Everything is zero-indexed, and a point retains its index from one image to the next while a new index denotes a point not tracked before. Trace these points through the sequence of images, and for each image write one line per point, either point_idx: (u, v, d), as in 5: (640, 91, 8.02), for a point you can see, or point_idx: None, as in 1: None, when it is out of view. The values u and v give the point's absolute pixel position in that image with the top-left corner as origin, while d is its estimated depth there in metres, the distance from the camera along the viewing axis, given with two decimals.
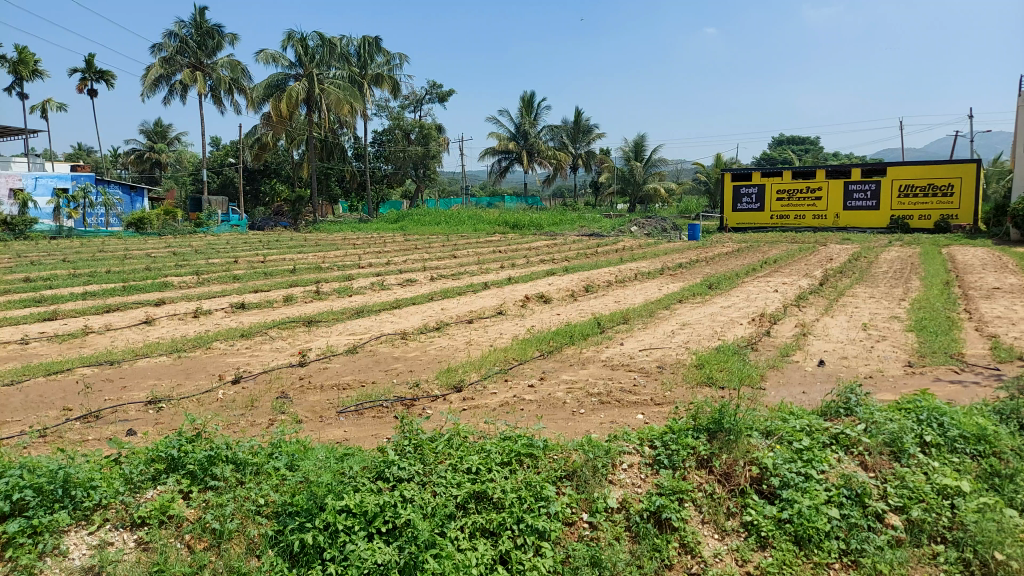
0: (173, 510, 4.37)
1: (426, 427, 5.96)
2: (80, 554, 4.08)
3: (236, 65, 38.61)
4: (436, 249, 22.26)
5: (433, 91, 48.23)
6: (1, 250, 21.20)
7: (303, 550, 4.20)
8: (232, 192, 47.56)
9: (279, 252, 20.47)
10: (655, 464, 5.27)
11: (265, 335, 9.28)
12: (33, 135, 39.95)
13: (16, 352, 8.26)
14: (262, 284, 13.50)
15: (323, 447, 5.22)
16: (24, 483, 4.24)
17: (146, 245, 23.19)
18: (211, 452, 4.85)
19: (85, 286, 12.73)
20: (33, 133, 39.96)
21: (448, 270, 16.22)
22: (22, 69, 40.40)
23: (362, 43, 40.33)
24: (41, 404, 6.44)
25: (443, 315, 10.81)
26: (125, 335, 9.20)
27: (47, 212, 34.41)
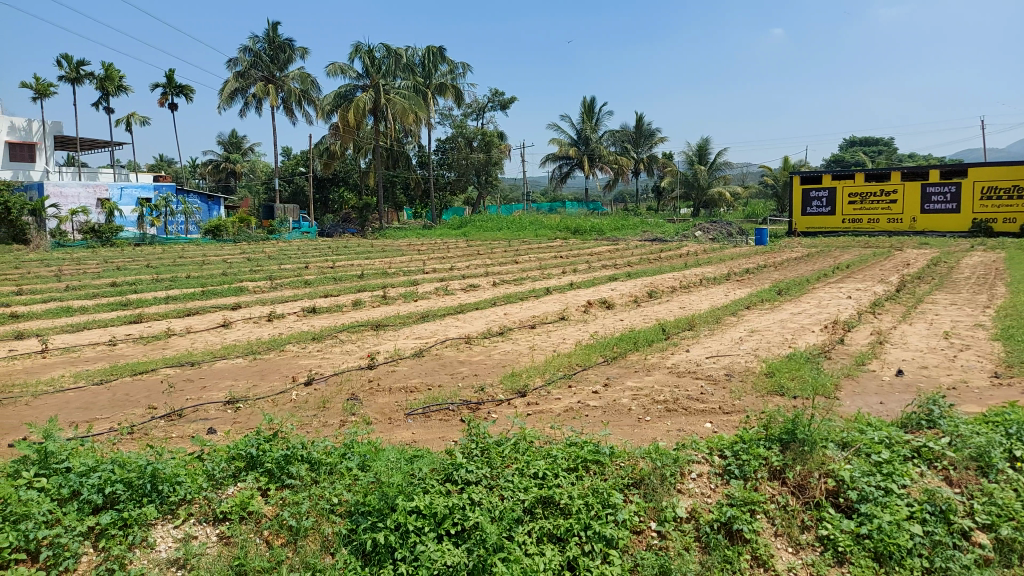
0: (252, 506, 4.53)
1: (493, 431, 5.99)
2: (166, 546, 4.28)
3: (306, 78, 40.01)
4: (498, 254, 22.43)
5: (496, 99, 48.65)
6: (90, 256, 22.42)
7: (375, 549, 4.28)
8: (302, 200, 49.09)
9: (347, 258, 21.03)
10: (725, 474, 5.15)
11: (335, 338, 9.53)
12: (118, 147, 42.13)
13: (105, 352, 8.73)
14: (332, 288, 13.88)
15: (393, 448, 5.31)
16: (115, 478, 4.50)
17: (223, 251, 24.16)
18: (287, 451, 5.00)
19: (167, 291, 13.34)
20: (118, 145, 42.14)
21: (511, 275, 16.31)
22: (108, 85, 42.71)
23: (427, 54, 41.16)
24: (128, 402, 6.76)
25: (506, 319, 10.87)
26: (204, 337, 9.61)
27: (131, 220, 36.25)
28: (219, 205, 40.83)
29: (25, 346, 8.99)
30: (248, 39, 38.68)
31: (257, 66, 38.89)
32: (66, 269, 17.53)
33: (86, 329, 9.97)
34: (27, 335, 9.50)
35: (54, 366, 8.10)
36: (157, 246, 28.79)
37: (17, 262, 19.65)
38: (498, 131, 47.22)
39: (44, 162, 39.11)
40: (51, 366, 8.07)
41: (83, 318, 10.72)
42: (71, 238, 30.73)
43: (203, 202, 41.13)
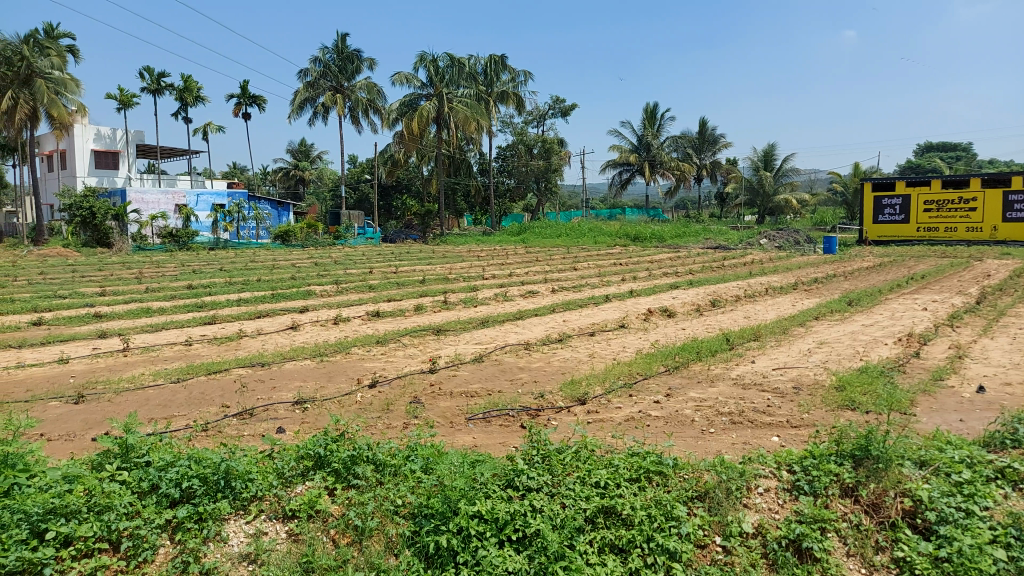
0: (319, 505, 4.65)
1: (555, 438, 5.97)
2: (238, 541, 4.42)
3: (372, 87, 40.95)
4: (557, 261, 22.41)
5: (557, 106, 48.76)
6: (168, 259, 23.47)
7: (438, 552, 4.31)
8: (367, 207, 50.17)
9: (410, 263, 21.39)
10: (794, 490, 5.00)
11: (398, 342, 9.69)
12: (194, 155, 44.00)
13: (182, 352, 9.11)
14: (395, 293, 14.13)
15: (456, 452, 5.35)
16: (191, 473, 4.68)
17: (292, 256, 24.93)
18: (354, 452, 5.12)
19: (239, 294, 13.83)
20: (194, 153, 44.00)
21: (570, 282, 16.28)
22: (186, 96, 44.68)
23: (489, 62, 41.54)
24: (204, 400, 7.04)
25: (566, 326, 10.84)
26: (274, 339, 9.93)
27: (206, 226, 37.74)
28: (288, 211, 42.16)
29: (109, 344, 9.48)
30: (318, 50, 39.87)
31: (326, 76, 40.03)
32: (146, 271, 18.39)
33: (165, 329, 10.44)
34: (111, 334, 10.02)
35: (135, 364, 8.50)
36: (230, 250, 29.87)
37: (102, 265, 20.75)
38: (559, 139, 47.39)
39: (127, 170, 41.17)
40: (132, 364, 8.47)
41: (162, 319, 11.22)
42: (151, 242, 32.20)
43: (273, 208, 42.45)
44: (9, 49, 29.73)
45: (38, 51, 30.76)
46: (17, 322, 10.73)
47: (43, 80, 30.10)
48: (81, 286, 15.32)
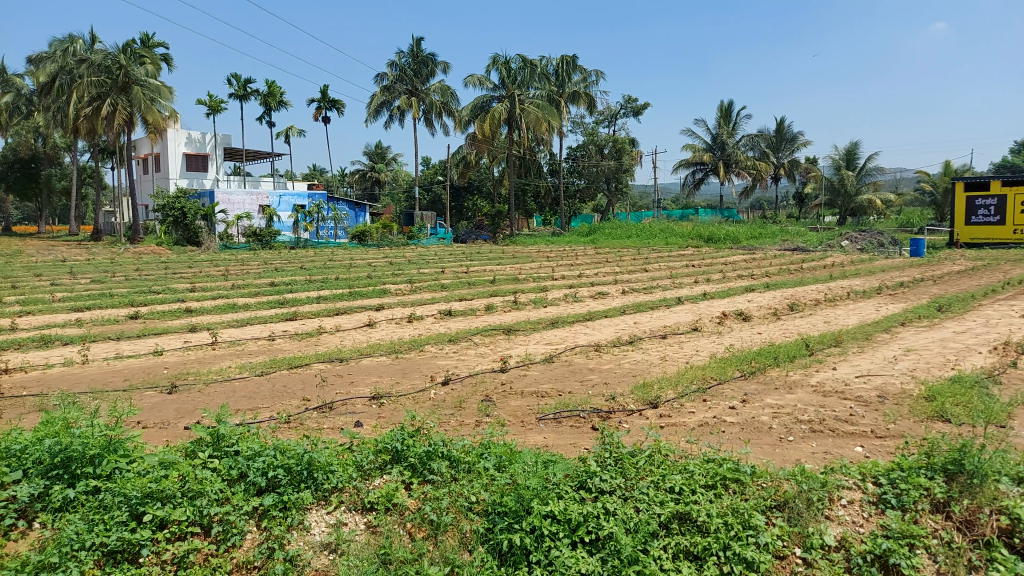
0: (396, 499, 4.77)
1: (627, 441, 5.93)
2: (320, 531, 4.59)
3: (446, 90, 41.62)
4: (627, 262, 22.20)
5: (629, 106, 48.27)
6: (253, 258, 24.42)
7: (511, 550, 4.36)
8: (440, 208, 50.96)
9: (481, 263, 21.58)
10: (881, 503, 4.79)
11: (469, 341, 9.82)
12: (277, 157, 45.75)
13: (266, 347, 9.51)
14: (466, 293, 14.31)
15: (529, 452, 5.37)
16: (277, 463, 4.89)
17: (368, 256, 25.52)
18: (429, 447, 5.23)
19: (318, 292, 14.30)
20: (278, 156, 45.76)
21: (642, 283, 16.09)
22: (270, 100, 46.50)
23: (561, 63, 41.49)
24: (286, 393, 7.33)
25: (636, 328, 10.73)
26: (352, 335, 10.22)
27: (288, 225, 39.19)
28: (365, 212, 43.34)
29: (198, 338, 9.98)
30: (395, 54, 40.73)
31: (402, 80, 40.91)
32: (232, 269, 19.25)
33: (250, 324, 10.91)
34: (200, 328, 10.53)
35: (223, 357, 8.91)
36: (310, 249, 30.92)
37: (192, 263, 21.83)
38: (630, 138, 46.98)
39: (215, 171, 43.19)
40: (220, 357, 8.87)
41: (246, 315, 11.72)
42: (236, 241, 33.68)
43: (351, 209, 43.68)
44: (109, 59, 31.59)
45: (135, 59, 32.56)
46: (116, 316, 11.42)
47: (139, 87, 31.83)
48: (173, 282, 16.18)
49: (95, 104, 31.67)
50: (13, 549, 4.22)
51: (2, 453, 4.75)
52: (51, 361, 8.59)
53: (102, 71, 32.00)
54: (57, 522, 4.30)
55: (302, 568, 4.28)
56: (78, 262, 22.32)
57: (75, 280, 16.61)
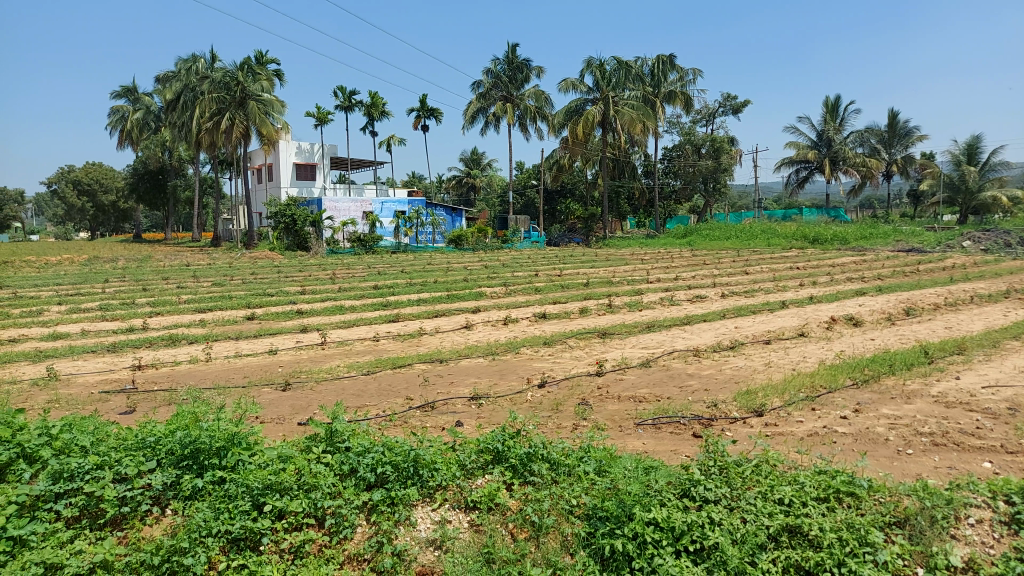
0: (499, 499, 4.87)
1: (732, 450, 5.77)
2: (425, 527, 4.74)
3: (540, 95, 41.81)
4: (726, 264, 21.55)
5: (728, 103, 46.94)
6: (356, 262, 25.37)
7: (614, 555, 4.31)
8: (533, 212, 51.29)
9: (574, 266, 21.59)
10: (1013, 524, 4.43)
11: (565, 344, 9.82)
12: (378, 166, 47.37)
13: (371, 347, 9.90)
14: (560, 296, 14.32)
15: (630, 457, 5.32)
16: (385, 459, 5.08)
17: (464, 260, 25.96)
18: (530, 449, 5.31)
19: (418, 294, 14.75)
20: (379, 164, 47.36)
21: (743, 286, 15.57)
22: (373, 111, 48.25)
23: (656, 63, 40.89)
24: (391, 392, 7.59)
25: (737, 333, 10.41)
26: (451, 337, 10.45)
27: (389, 231, 40.53)
28: (462, 216, 44.15)
29: (309, 338, 10.50)
30: (490, 61, 41.31)
31: (497, 86, 41.47)
32: (338, 273, 20.17)
33: (356, 325, 11.39)
34: (311, 329, 11.07)
35: (332, 357, 9.33)
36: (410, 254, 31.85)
37: (302, 267, 22.97)
38: (728, 137, 45.58)
39: (322, 180, 45.23)
40: (330, 356, 9.30)
41: (353, 316, 12.22)
42: (342, 246, 35.13)
43: (448, 214, 44.54)
44: (228, 75, 33.72)
45: (252, 76, 34.55)
46: (235, 316, 12.24)
47: (254, 101, 33.76)
48: (285, 285, 17.13)
49: (216, 118, 33.92)
50: (149, 533, 4.58)
51: (139, 443, 5.14)
52: (178, 358, 9.26)
53: (223, 88, 34.24)
54: (187, 509, 4.64)
55: (409, 563, 4.41)
56: (201, 266, 23.95)
57: (199, 283, 17.84)
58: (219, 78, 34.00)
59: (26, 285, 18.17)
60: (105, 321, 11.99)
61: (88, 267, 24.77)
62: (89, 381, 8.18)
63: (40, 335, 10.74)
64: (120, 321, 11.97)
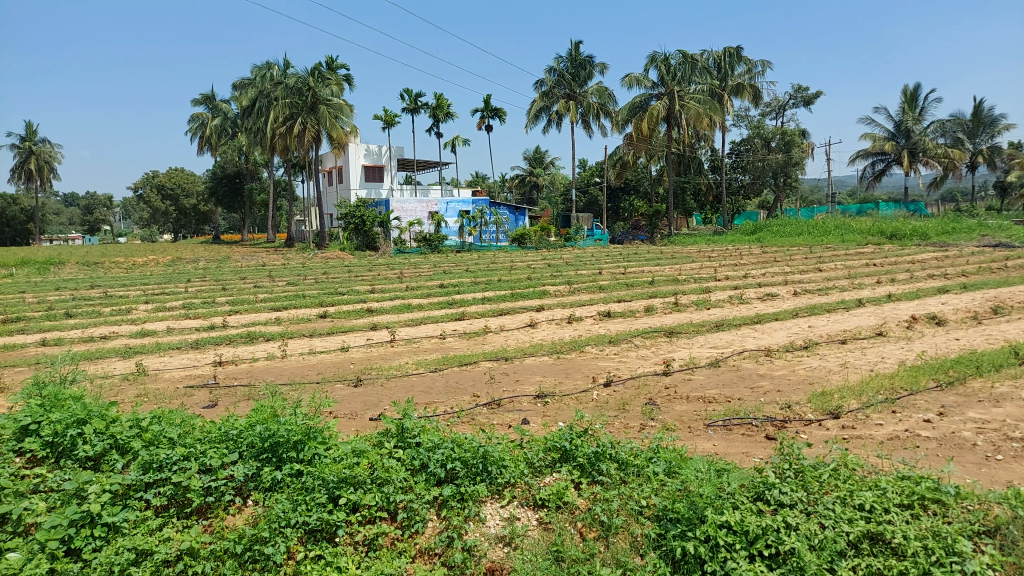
0: (567, 497, 4.88)
1: (808, 453, 5.61)
2: (495, 523, 4.79)
3: (604, 91, 41.48)
4: (798, 262, 20.86)
5: (799, 95, 45.47)
6: (422, 261, 25.74)
7: (685, 558, 4.24)
8: (596, 210, 50.92)
9: (638, 264, 21.35)
10: None
11: (630, 342, 9.74)
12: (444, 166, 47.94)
13: (438, 344, 10.05)
14: (625, 294, 14.18)
15: (701, 458, 5.24)
16: (454, 456, 5.18)
17: (527, 258, 25.97)
18: (598, 448, 5.31)
19: (482, 292, 14.87)
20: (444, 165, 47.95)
21: (816, 284, 15.06)
22: (438, 113, 48.90)
23: (723, 56, 40.01)
24: (458, 389, 7.69)
25: (811, 333, 10.09)
26: (516, 335, 10.51)
27: (454, 230, 41.04)
28: (525, 215, 44.24)
29: (379, 336, 10.75)
30: (553, 60, 41.28)
31: (560, 84, 41.38)
32: (405, 272, 20.55)
33: (423, 323, 11.59)
34: (380, 327, 11.34)
35: (401, 354, 9.52)
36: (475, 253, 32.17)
37: (370, 267, 23.50)
38: (800, 130, 44.16)
39: (390, 181, 46.11)
40: (399, 354, 9.49)
41: (420, 314, 12.45)
42: (410, 245, 35.78)
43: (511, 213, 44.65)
44: (301, 82, 34.78)
45: (322, 81, 35.54)
46: (309, 314, 12.64)
47: (325, 105, 34.74)
48: (355, 284, 17.56)
49: (289, 123, 35.04)
50: (232, 522, 4.79)
51: (222, 436, 5.38)
52: (256, 355, 9.63)
53: (295, 94, 35.37)
54: (268, 499, 4.83)
55: (479, 558, 4.46)
56: (275, 266, 24.84)
57: (274, 283, 18.49)
58: (292, 84, 35.14)
59: (116, 285, 19.24)
60: (189, 319, 12.60)
61: (172, 268, 26.06)
62: (175, 376, 8.61)
63: (129, 332, 11.36)
64: (202, 320, 12.53)
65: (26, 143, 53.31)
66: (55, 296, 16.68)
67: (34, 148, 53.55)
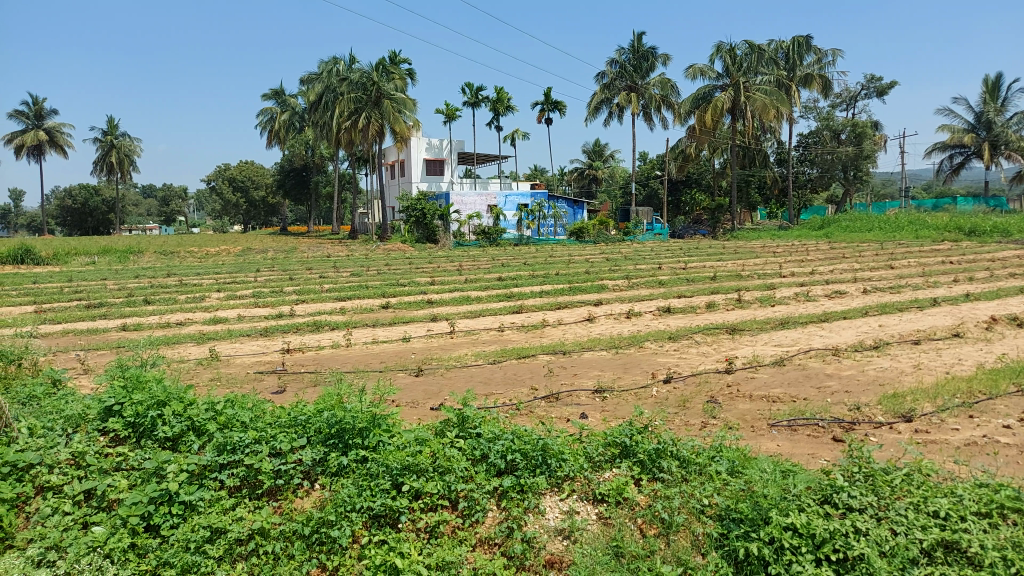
0: (627, 493, 4.85)
1: (878, 456, 5.45)
2: (554, 516, 4.81)
3: (666, 83, 40.80)
4: (869, 258, 20.05)
5: (872, 85, 43.77)
6: (480, 254, 25.85)
7: (748, 559, 4.17)
8: (656, 203, 50.06)
9: (699, 259, 20.97)
10: None
11: (691, 339, 9.60)
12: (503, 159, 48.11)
13: (497, 337, 10.12)
14: (686, 289, 13.97)
15: (766, 459, 5.14)
16: (514, 448, 5.24)
17: (585, 252, 25.75)
18: (659, 446, 5.25)
19: (541, 286, 14.89)
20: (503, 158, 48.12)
21: (887, 281, 14.50)
22: (498, 106, 49.06)
23: (791, 45, 38.84)
24: (517, 381, 7.75)
25: (881, 332, 9.73)
26: (574, 329, 10.49)
27: (512, 224, 41.15)
28: (584, 208, 43.98)
29: (439, 327, 10.89)
30: (615, 52, 40.91)
31: (622, 77, 40.88)
32: (464, 265, 20.74)
33: (482, 315, 11.69)
34: (440, 318, 11.49)
35: (461, 345, 9.63)
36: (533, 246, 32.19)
37: (430, 259, 23.82)
38: (872, 121, 42.49)
39: (450, 175, 46.50)
40: (458, 345, 9.61)
41: (479, 307, 12.55)
42: (468, 239, 36.05)
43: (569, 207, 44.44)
44: (365, 77, 35.39)
45: (386, 77, 36.14)
46: (372, 305, 12.91)
47: (389, 100, 35.34)
48: (416, 276, 17.82)
49: (354, 118, 35.75)
50: (300, 504, 4.94)
51: (292, 421, 5.56)
52: (321, 343, 9.92)
53: (360, 88, 36.04)
54: (334, 484, 4.97)
55: (538, 549, 4.49)
56: (339, 258, 25.39)
57: (338, 274, 18.91)
58: (357, 79, 35.82)
59: (191, 273, 20.09)
60: (258, 307, 13.06)
61: (242, 258, 26.94)
62: (246, 362, 8.93)
63: (202, 319, 11.85)
64: (271, 308, 12.96)
65: (108, 137, 55.99)
66: (134, 283, 17.52)
67: (115, 142, 56.22)
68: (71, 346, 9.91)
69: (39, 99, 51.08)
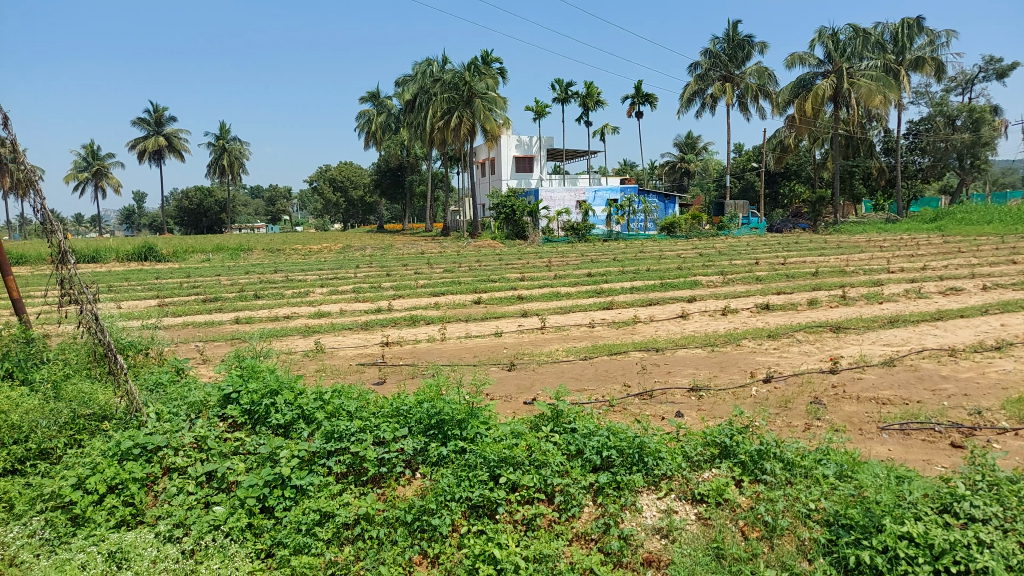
0: (727, 494, 4.76)
1: (1000, 463, 5.11)
2: (651, 514, 4.77)
3: (763, 72, 39.38)
4: (988, 253, 18.61)
5: (991, 67, 40.69)
6: (570, 251, 25.93)
7: (858, 567, 4.02)
8: (752, 196, 48.59)
9: (799, 254, 20.10)
10: None
11: (791, 338, 9.26)
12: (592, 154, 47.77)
13: (588, 333, 10.10)
14: (785, 286, 13.47)
15: (879, 463, 4.90)
16: (610, 445, 5.24)
17: (677, 248, 25.26)
18: (761, 446, 5.13)
19: (632, 282, 14.73)
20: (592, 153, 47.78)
21: (1011, 278, 13.41)
22: (588, 101, 48.71)
23: (900, 27, 36.57)
24: (610, 378, 7.72)
25: (1004, 332, 9.05)
26: (666, 326, 10.33)
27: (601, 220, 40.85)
28: (675, 203, 43.11)
29: (530, 323, 10.97)
30: (709, 41, 39.77)
31: (716, 66, 39.71)
32: (554, 261, 20.74)
33: (573, 311, 11.69)
34: (531, 314, 11.58)
35: (552, 341, 9.69)
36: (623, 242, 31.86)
37: (519, 255, 24.03)
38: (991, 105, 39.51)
39: (538, 172, 46.62)
40: (549, 341, 9.66)
41: (569, 303, 12.58)
42: (557, 234, 36.11)
43: (660, 201, 43.64)
44: (457, 77, 36.09)
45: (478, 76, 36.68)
46: (465, 301, 13.16)
47: (480, 99, 35.84)
48: (507, 272, 17.94)
49: (446, 117, 36.44)
50: (403, 491, 5.12)
51: (394, 411, 5.79)
52: (418, 337, 10.19)
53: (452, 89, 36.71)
54: (434, 473, 5.12)
55: (636, 546, 4.48)
56: (433, 254, 26.05)
57: (433, 270, 19.37)
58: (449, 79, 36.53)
59: (295, 269, 21.07)
60: (359, 302, 13.59)
61: (341, 255, 28.07)
62: (348, 354, 9.31)
63: (308, 313, 12.44)
64: (370, 303, 13.47)
65: (220, 142, 59.44)
66: (245, 279, 18.63)
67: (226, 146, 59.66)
68: (191, 338, 10.65)
69: (160, 108, 54.73)
